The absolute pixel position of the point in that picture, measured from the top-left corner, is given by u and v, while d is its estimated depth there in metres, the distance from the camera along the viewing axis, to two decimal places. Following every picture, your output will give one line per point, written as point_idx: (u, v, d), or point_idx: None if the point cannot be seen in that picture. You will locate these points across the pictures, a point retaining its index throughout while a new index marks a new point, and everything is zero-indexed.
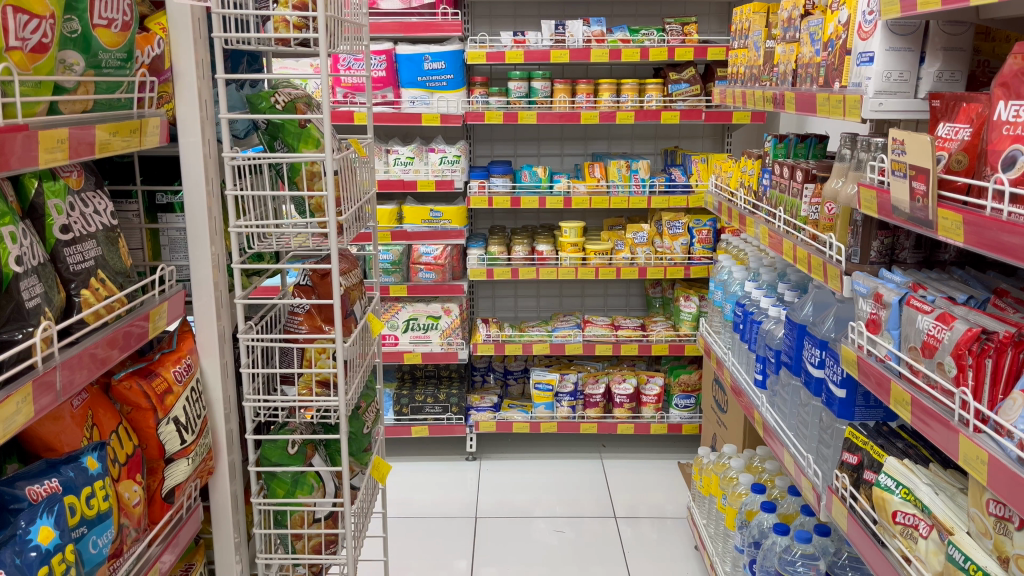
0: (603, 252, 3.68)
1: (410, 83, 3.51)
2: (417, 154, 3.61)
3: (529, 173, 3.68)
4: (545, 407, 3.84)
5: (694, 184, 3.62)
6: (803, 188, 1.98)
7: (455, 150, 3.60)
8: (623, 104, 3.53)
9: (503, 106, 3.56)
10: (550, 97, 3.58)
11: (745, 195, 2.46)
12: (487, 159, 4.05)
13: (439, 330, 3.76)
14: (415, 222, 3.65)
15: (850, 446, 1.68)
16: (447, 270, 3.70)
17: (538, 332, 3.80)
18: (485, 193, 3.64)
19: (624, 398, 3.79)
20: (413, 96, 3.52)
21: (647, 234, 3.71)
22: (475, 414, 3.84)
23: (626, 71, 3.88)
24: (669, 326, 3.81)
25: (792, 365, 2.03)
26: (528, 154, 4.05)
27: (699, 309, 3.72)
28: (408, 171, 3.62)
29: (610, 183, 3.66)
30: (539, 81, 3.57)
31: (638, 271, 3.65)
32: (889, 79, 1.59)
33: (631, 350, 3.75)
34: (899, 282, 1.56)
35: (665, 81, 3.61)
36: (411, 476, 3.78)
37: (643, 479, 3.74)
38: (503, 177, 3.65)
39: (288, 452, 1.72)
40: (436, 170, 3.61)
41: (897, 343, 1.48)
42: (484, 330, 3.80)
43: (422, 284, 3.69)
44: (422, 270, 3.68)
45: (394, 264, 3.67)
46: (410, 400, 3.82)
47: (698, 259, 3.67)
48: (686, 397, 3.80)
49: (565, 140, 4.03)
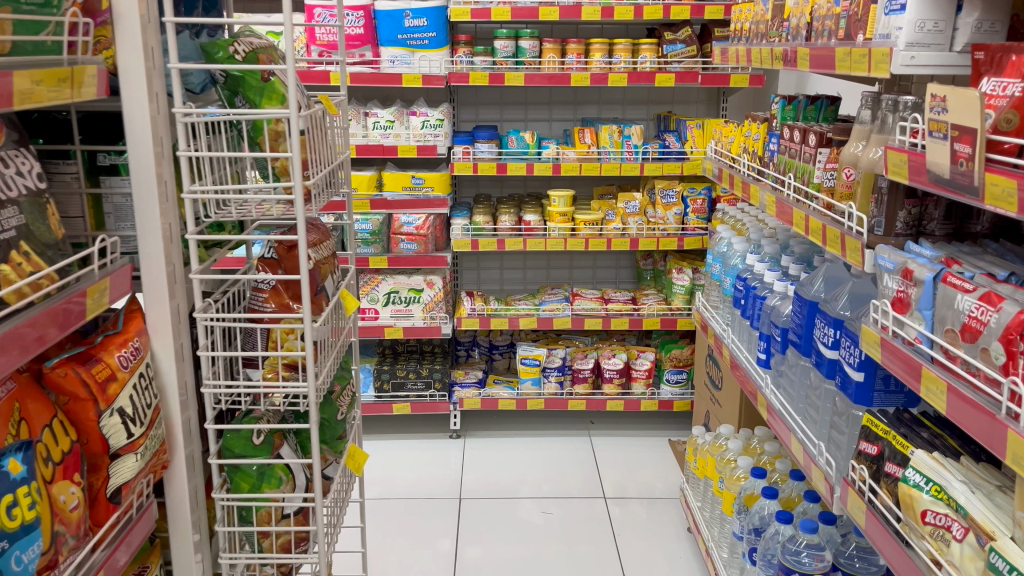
0: (593, 221, 3.54)
1: (390, 42, 3.31)
2: (397, 118, 3.41)
3: (516, 138, 3.50)
4: (532, 383, 3.69)
5: (689, 150, 3.45)
6: (817, 152, 1.82)
7: (437, 113, 3.40)
8: (615, 66, 3.34)
9: (489, 66, 3.36)
10: (539, 58, 3.39)
11: (749, 161, 2.29)
12: (471, 124, 3.87)
13: (422, 304, 3.60)
14: (394, 190, 3.47)
15: (867, 435, 1.55)
16: (430, 241, 3.51)
17: (525, 306, 3.64)
18: (470, 159, 3.45)
19: (614, 374, 3.66)
20: (394, 55, 3.31)
21: (639, 203, 3.55)
22: (459, 390, 3.69)
23: (619, 31, 3.69)
24: (660, 300, 3.66)
25: (800, 345, 1.88)
26: (515, 119, 3.87)
27: (692, 282, 3.58)
28: (388, 136, 3.42)
29: (601, 149, 3.47)
30: (525, 40, 3.38)
31: (629, 242, 3.50)
32: (923, 30, 1.42)
33: (622, 324, 3.60)
34: (929, 257, 1.41)
35: (660, 41, 3.42)
36: (393, 455, 3.62)
37: (633, 457, 3.62)
38: (489, 142, 3.46)
39: (252, 443, 1.55)
40: (418, 134, 3.41)
41: (929, 325, 1.33)
42: (469, 303, 3.64)
43: (404, 255, 3.50)
44: (403, 241, 3.49)
45: (373, 235, 3.47)
46: (390, 376, 3.65)
47: (692, 229, 3.52)
48: (677, 372, 3.68)
49: (553, 104, 3.86)
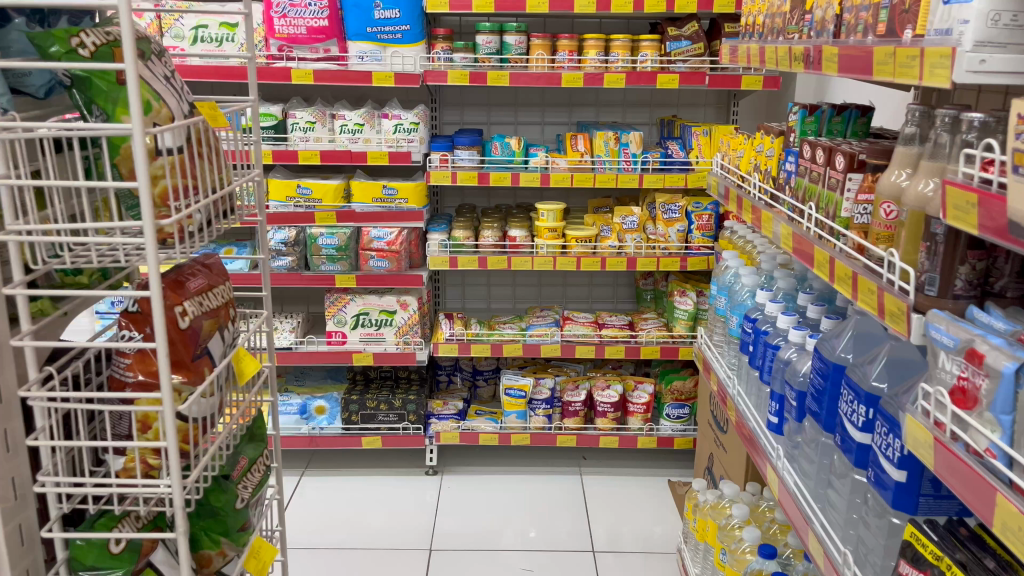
0: (586, 238, 3.15)
1: (358, 35, 2.95)
2: (367, 121, 3.06)
3: (500, 144, 3.12)
4: (516, 416, 3.32)
5: (695, 160, 3.08)
6: (846, 179, 1.45)
7: (412, 116, 3.04)
8: (611, 65, 2.97)
9: (470, 64, 3.00)
10: (527, 55, 3.02)
11: (759, 181, 1.92)
12: (455, 127, 3.52)
13: (395, 327, 3.24)
14: (364, 201, 3.10)
15: (914, 558, 1.18)
16: (403, 258, 3.15)
17: (509, 331, 3.28)
18: (448, 167, 3.09)
19: (608, 407, 3.29)
20: (362, 50, 2.96)
21: (638, 219, 3.18)
22: (436, 423, 3.33)
23: (618, 27, 3.32)
24: (661, 325, 3.30)
25: (821, 418, 1.52)
26: (503, 122, 3.52)
27: (697, 307, 3.21)
28: (357, 141, 3.07)
29: (595, 158, 3.10)
30: (511, 35, 3.01)
31: (626, 262, 3.13)
32: (996, 24, 1.06)
33: (617, 352, 3.23)
34: (1005, 332, 1.03)
35: (663, 37, 3.04)
36: (361, 495, 3.26)
37: (627, 500, 3.25)
38: (470, 149, 3.09)
39: (109, 554, 1.20)
40: (390, 139, 3.05)
41: (1007, 434, 0.96)
42: (447, 327, 3.28)
43: (374, 274, 3.14)
44: (373, 258, 3.12)
45: (339, 250, 3.11)
46: (360, 406, 3.29)
47: (697, 248, 3.15)
48: (678, 407, 3.31)
49: (546, 106, 3.50)
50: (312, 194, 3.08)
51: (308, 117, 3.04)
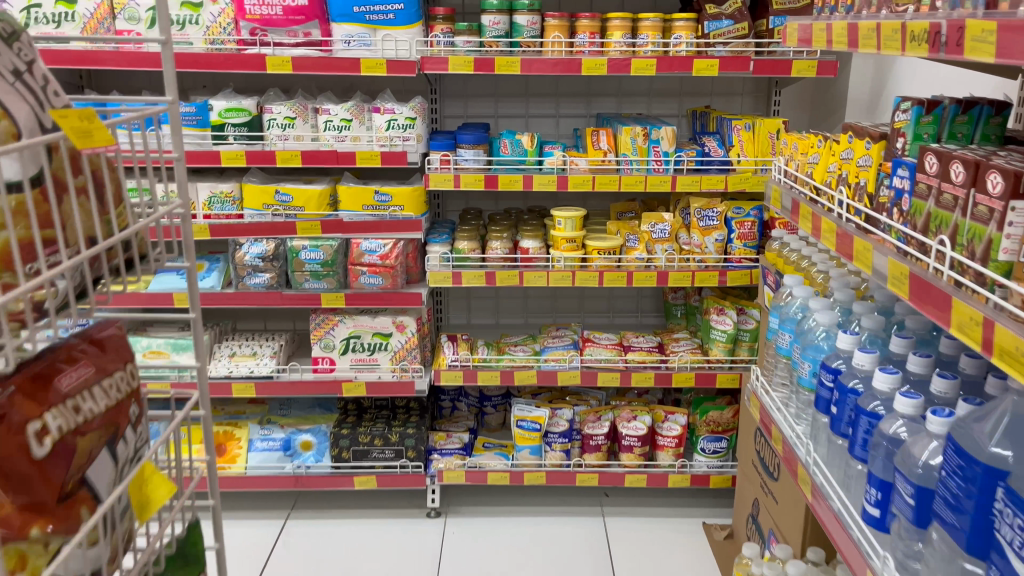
0: (609, 249, 2.73)
1: (343, 16, 2.52)
2: (356, 116, 2.64)
3: (510, 142, 2.69)
4: (529, 452, 2.92)
5: (736, 159, 2.66)
6: (1008, 209, 1.03)
7: (407, 110, 2.61)
8: (639, 49, 2.54)
9: (475, 49, 2.57)
10: (540, 38, 2.59)
11: (845, 198, 1.50)
12: (459, 120, 3.12)
13: (390, 352, 2.83)
14: (353, 209, 2.68)
15: None
16: (399, 273, 2.73)
17: (522, 355, 2.87)
18: (450, 169, 2.66)
19: (635, 441, 2.88)
20: (348, 34, 2.53)
21: (670, 227, 2.76)
22: (438, 460, 2.92)
23: (643, 6, 2.90)
24: (694, 347, 2.89)
25: (967, 537, 1.10)
26: (514, 115, 3.11)
27: (737, 328, 2.80)
28: (345, 140, 2.65)
29: (620, 158, 2.67)
30: (521, 14, 2.57)
31: (656, 277, 2.71)
32: None
33: (645, 380, 2.81)
34: None
35: (699, 17, 2.61)
36: (353, 542, 2.86)
37: (658, 548, 2.84)
38: (475, 148, 2.67)
39: None
40: (382, 137, 2.64)
41: None
42: (451, 352, 2.87)
43: (365, 292, 2.73)
44: (365, 274, 2.71)
45: (325, 266, 2.69)
46: (352, 442, 2.89)
47: (737, 261, 2.74)
48: (714, 441, 2.90)
49: (560, 96, 3.09)
50: (292, 201, 2.67)
51: (287, 112, 2.62)
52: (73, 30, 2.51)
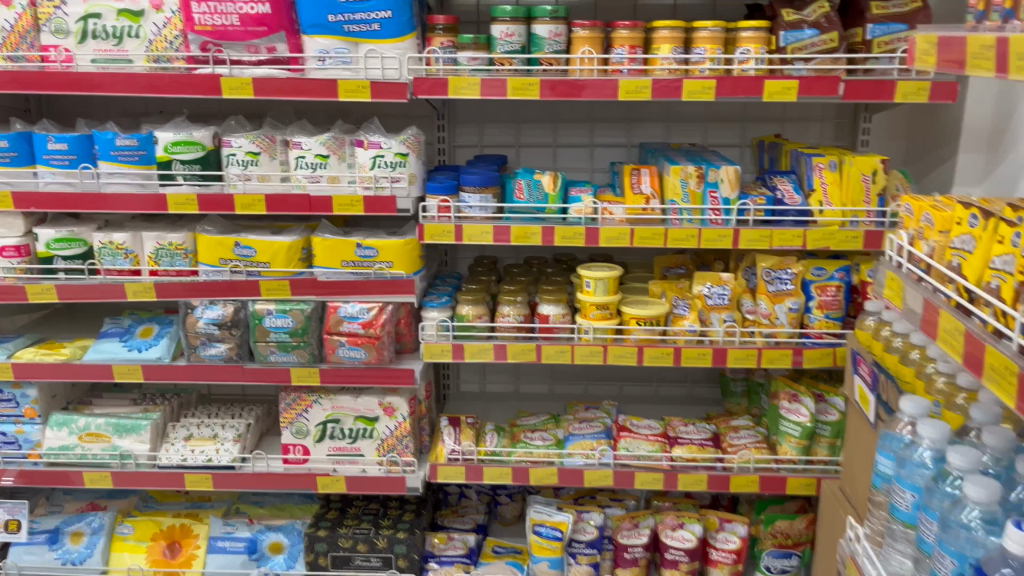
0: (651, 319, 2.14)
1: (316, 26, 1.99)
2: (334, 151, 2.11)
3: (527, 184, 2.13)
4: (549, 564, 2.31)
5: (816, 208, 2.07)
6: None
7: (397, 144, 2.07)
8: (694, 66, 1.96)
9: (483, 68, 2.02)
10: (567, 53, 2.03)
11: None
12: (473, 151, 2.58)
13: (377, 441, 2.30)
14: (329, 266, 2.17)
15: None
16: (386, 345, 2.18)
17: (541, 446, 2.30)
18: (450, 218, 2.10)
19: (681, 556, 2.27)
20: (323, 48, 2.00)
21: (730, 290, 2.16)
22: (435, 570, 2.36)
23: (700, 12, 2.33)
24: (759, 441, 2.29)
25: None
26: (539, 144, 2.56)
27: (815, 420, 2.19)
28: (320, 181, 2.12)
29: (668, 204, 2.08)
30: (541, 24, 2.02)
31: (712, 356, 2.12)
32: None
33: (696, 484, 2.22)
34: None
35: (772, 26, 2.03)
36: None
37: None
38: (482, 192, 2.11)
39: None
40: (365, 178, 2.10)
41: None
42: (451, 441, 2.29)
43: (345, 367, 2.19)
44: (343, 346, 2.16)
45: (294, 336, 2.17)
46: (330, 547, 2.34)
47: (816, 336, 2.14)
48: (782, 560, 2.28)
49: (596, 122, 2.53)
50: (256, 255, 2.15)
51: (248, 146, 2.09)
52: None
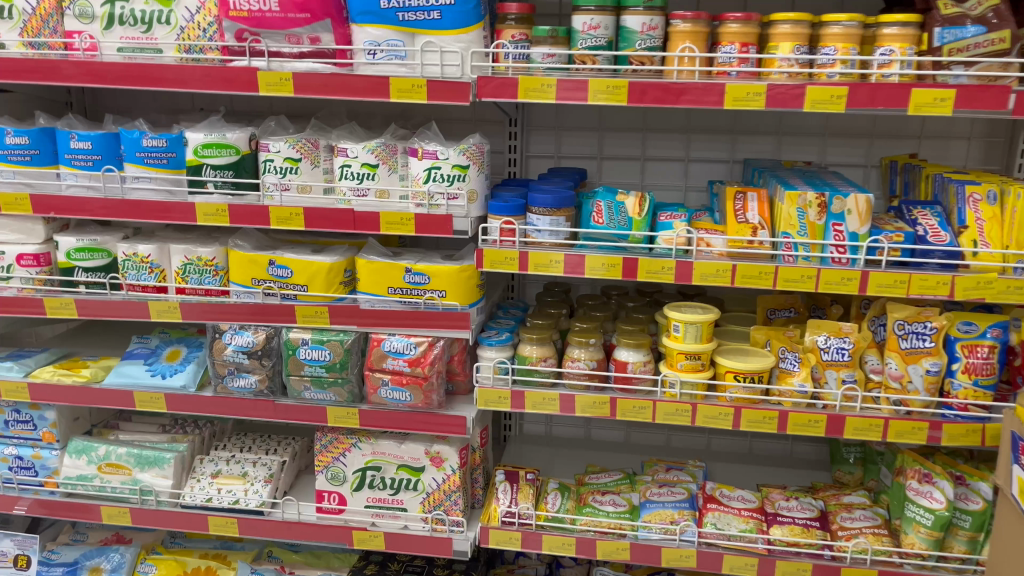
0: (753, 374, 1.77)
1: (366, 14, 1.70)
2: (383, 160, 1.81)
3: (608, 206, 1.78)
4: None
5: (970, 250, 1.66)
6: None
7: (456, 154, 1.76)
8: (821, 69, 1.58)
9: (562, 67, 1.69)
10: (665, 50, 1.68)
11: None
12: (548, 162, 2.26)
13: (421, 495, 1.99)
14: (373, 293, 1.87)
15: None
16: (435, 388, 1.87)
17: (611, 513, 1.95)
18: (516, 244, 1.78)
19: None
20: (374, 39, 1.71)
21: (853, 346, 1.77)
22: None
23: (827, 5, 1.95)
24: (878, 527, 1.88)
25: None
26: (625, 156, 2.22)
27: (954, 508, 1.77)
28: (367, 195, 1.82)
29: (780, 238, 1.71)
30: (633, 14, 1.66)
31: (827, 425, 1.74)
32: None
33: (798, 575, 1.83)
34: None
35: (924, 21, 1.63)
36: None
37: None
38: (554, 214, 1.76)
39: None
40: (418, 193, 1.79)
41: None
42: (507, 501, 1.96)
43: (388, 410, 1.90)
44: (386, 385, 1.88)
45: (331, 371, 1.89)
46: None
47: (961, 406, 1.72)
48: None
49: (693, 134, 2.17)
50: (292, 276, 1.88)
51: (287, 151, 1.81)
52: (10, 31, 1.83)
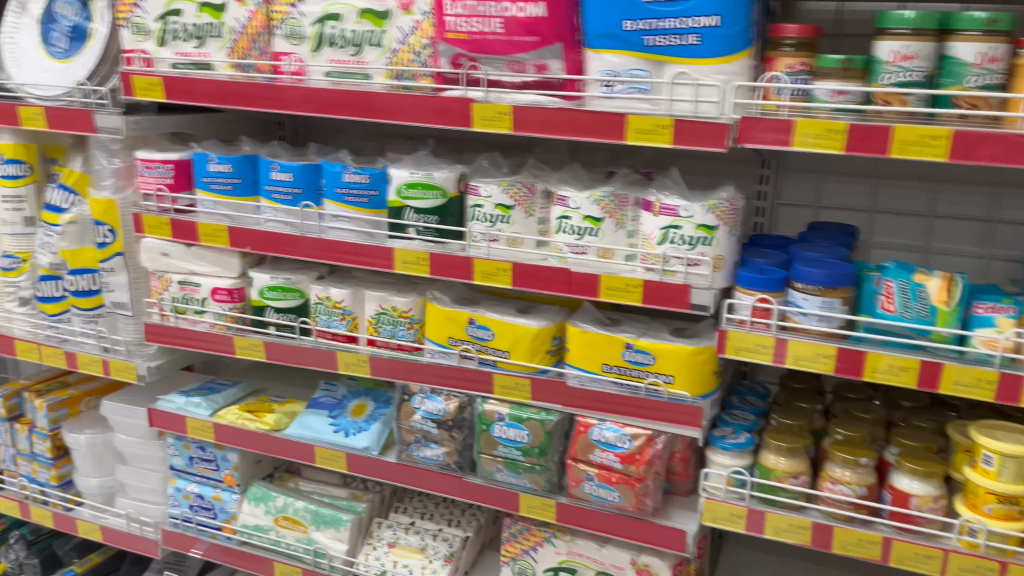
0: None
1: (604, 38, 1.39)
2: (610, 213, 1.49)
3: (900, 288, 1.35)
4: None
5: None
6: None
7: (702, 210, 1.39)
8: None
9: (853, 108, 1.29)
10: (1004, 90, 1.23)
11: None
12: (802, 215, 1.84)
13: None
14: (585, 369, 1.55)
15: None
16: (651, 492, 1.52)
17: None
18: (771, 329, 1.38)
19: None
20: (610, 68, 1.40)
21: None
22: None
23: None
24: None
25: None
26: (905, 213, 1.76)
27: None
28: (586, 253, 1.52)
29: None
30: (964, 41, 1.23)
31: None
32: None
33: None
34: None
35: None
36: None
37: None
38: (825, 296, 1.36)
39: None
40: (651, 255, 1.45)
41: None
42: None
43: (591, 510, 1.58)
44: (591, 481, 1.55)
45: (528, 454, 1.60)
46: None
47: None
48: None
49: (1005, 190, 1.67)
50: (494, 340, 1.60)
51: (499, 197, 1.55)
52: (220, 51, 1.70)
